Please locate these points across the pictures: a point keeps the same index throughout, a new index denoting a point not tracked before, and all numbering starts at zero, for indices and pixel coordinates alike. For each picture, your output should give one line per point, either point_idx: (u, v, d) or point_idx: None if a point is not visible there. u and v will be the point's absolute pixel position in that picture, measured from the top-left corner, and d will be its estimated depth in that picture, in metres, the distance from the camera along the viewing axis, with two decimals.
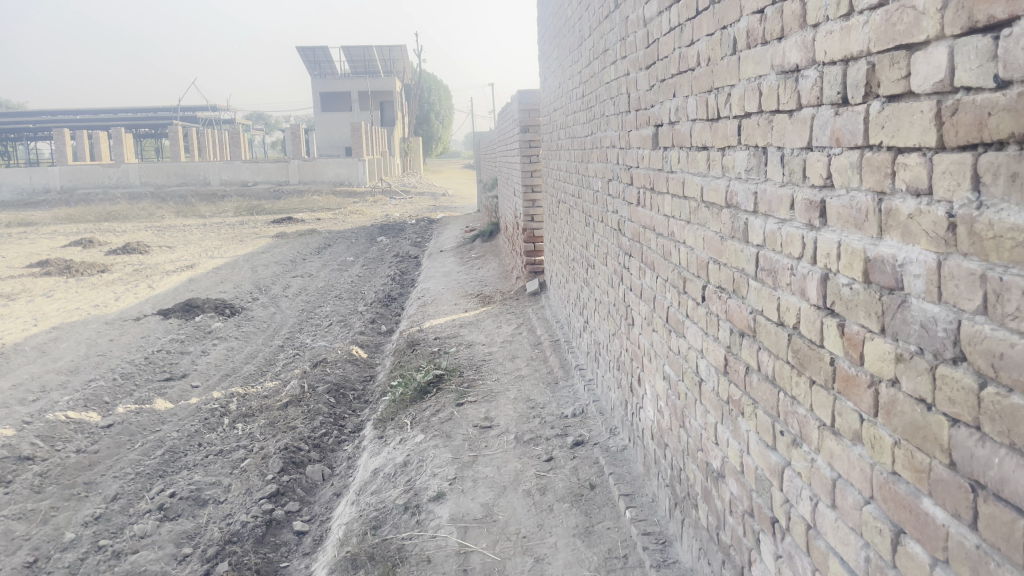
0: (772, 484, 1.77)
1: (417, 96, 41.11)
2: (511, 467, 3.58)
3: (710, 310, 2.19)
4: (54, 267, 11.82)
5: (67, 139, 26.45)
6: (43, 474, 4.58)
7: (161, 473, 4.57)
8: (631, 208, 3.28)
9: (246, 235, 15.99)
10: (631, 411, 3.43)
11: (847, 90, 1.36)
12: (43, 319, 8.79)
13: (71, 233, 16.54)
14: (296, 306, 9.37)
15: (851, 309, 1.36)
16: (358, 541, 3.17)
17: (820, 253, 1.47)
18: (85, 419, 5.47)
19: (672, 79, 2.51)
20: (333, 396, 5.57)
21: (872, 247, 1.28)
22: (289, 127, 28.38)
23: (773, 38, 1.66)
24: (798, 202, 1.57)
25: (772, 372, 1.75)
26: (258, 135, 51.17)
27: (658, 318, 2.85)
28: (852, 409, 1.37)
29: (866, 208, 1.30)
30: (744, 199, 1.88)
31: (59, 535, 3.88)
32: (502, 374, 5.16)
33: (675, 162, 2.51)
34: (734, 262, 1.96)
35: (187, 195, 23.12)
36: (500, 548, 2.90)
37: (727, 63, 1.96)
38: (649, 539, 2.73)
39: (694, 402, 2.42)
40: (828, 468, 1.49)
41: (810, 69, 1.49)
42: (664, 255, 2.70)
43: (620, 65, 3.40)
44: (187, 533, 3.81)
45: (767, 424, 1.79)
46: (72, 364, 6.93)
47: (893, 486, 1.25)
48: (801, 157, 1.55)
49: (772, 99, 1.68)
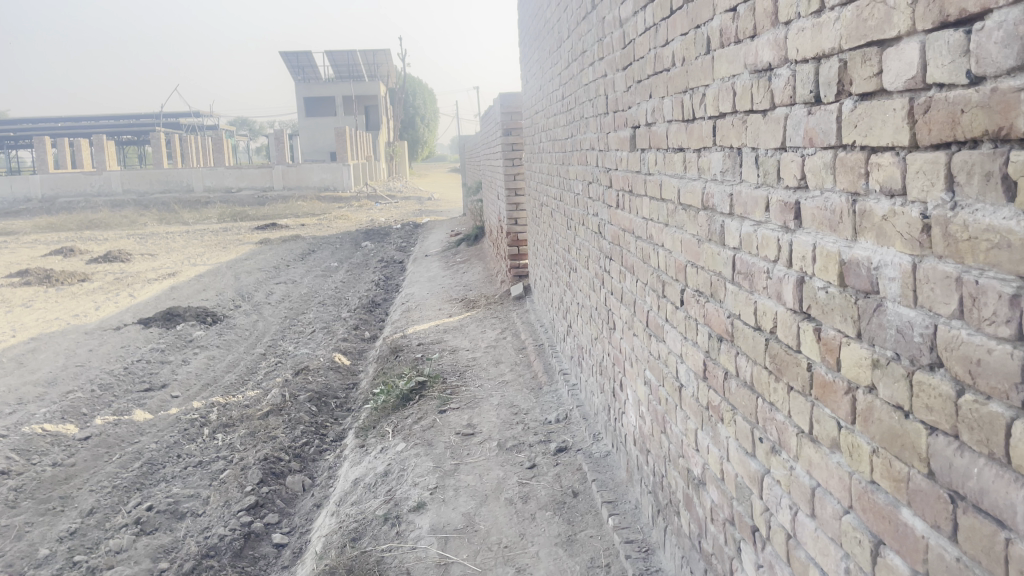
0: (752, 491, 1.73)
1: (401, 101, 40.97)
2: (493, 475, 3.53)
3: (689, 314, 2.15)
4: (34, 276, 11.69)
5: (48, 148, 26.31)
6: (18, 488, 4.49)
7: (139, 486, 4.50)
8: (610, 211, 3.25)
9: (229, 242, 15.86)
10: (613, 416, 3.40)
11: (819, 89, 1.32)
12: (22, 329, 8.69)
13: (52, 241, 16.37)
14: (279, 313, 9.29)
15: (828, 313, 1.33)
16: (337, 554, 3.11)
17: (796, 256, 1.43)
18: (62, 431, 5.37)
19: (648, 80, 2.48)
20: (314, 404, 5.50)
21: (846, 249, 1.25)
22: (273, 132, 28.21)
23: (746, 36, 1.63)
24: (772, 204, 1.54)
25: (750, 377, 1.72)
26: (243, 139, 50.98)
27: (639, 322, 2.81)
28: (830, 416, 1.33)
29: (840, 209, 1.26)
30: (719, 201, 1.84)
31: (33, 550, 3.80)
32: (486, 380, 5.11)
33: (652, 163, 2.47)
34: (711, 265, 1.93)
35: (170, 202, 22.99)
36: (481, 558, 2.85)
37: (701, 62, 1.93)
38: (632, 547, 2.68)
39: (674, 407, 2.38)
40: (807, 476, 1.45)
41: (783, 68, 1.46)
42: (644, 259, 2.66)
43: (597, 66, 3.37)
44: (164, 547, 3.73)
45: (746, 430, 1.75)
46: (49, 375, 6.83)
47: (872, 495, 1.22)
48: (775, 157, 1.51)
49: (745, 99, 1.65)
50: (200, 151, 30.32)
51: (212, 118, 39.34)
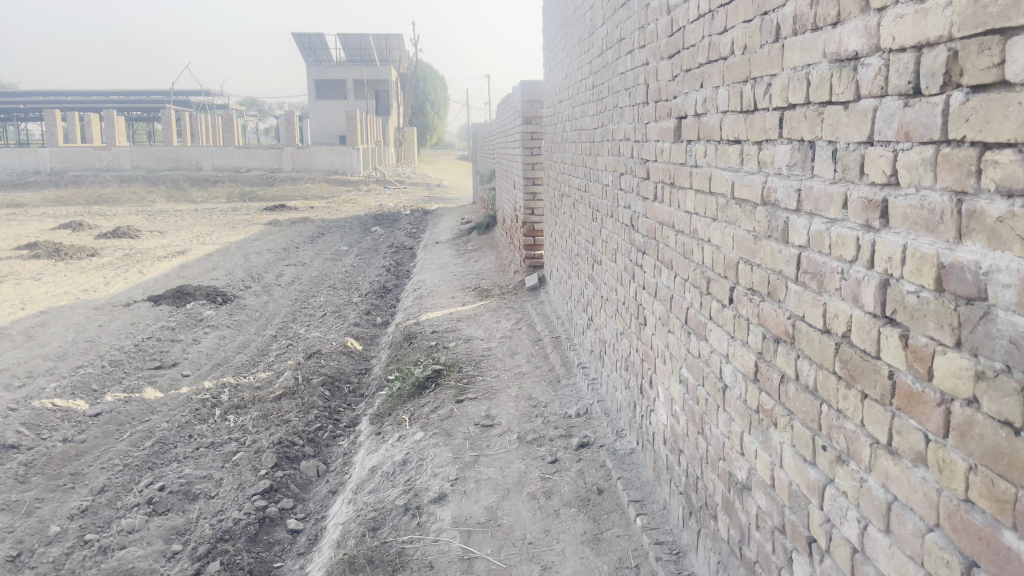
0: (811, 501, 1.66)
1: (412, 87, 40.74)
2: (515, 468, 3.47)
3: (739, 313, 2.08)
4: (44, 249, 11.66)
5: (57, 121, 26.25)
6: (28, 464, 4.44)
7: (150, 465, 4.45)
8: (646, 204, 3.17)
9: (238, 222, 15.77)
10: (640, 413, 3.33)
11: (919, 79, 1.24)
12: (31, 303, 8.64)
13: (59, 215, 16.36)
14: (289, 296, 9.22)
15: (918, 319, 1.25)
16: (356, 543, 3.05)
17: (880, 257, 1.36)
18: (72, 407, 5.33)
19: (699, 68, 2.39)
20: (327, 388, 5.45)
21: (947, 251, 1.17)
22: (285, 114, 28.06)
23: (827, 23, 1.54)
24: (852, 200, 1.46)
25: (812, 381, 1.64)
26: (253, 121, 50.86)
27: (675, 318, 2.74)
28: (915, 428, 1.26)
29: (941, 209, 1.19)
30: (784, 196, 1.76)
31: (43, 527, 3.75)
32: (502, 371, 5.05)
33: (701, 156, 2.39)
34: (770, 263, 1.85)
35: (179, 180, 22.95)
36: (505, 554, 2.79)
37: (768, 51, 1.84)
38: (663, 549, 2.61)
39: (715, 408, 2.31)
40: (881, 489, 1.38)
41: (873, 56, 1.38)
42: (685, 254, 2.59)
43: (637, 54, 3.29)
44: (177, 529, 3.68)
45: (806, 437, 1.67)
46: (59, 349, 6.78)
47: (966, 515, 1.14)
48: (858, 152, 1.43)
49: (822, 89, 1.57)
50: (209, 130, 30.20)
51: (223, 96, 39.18)
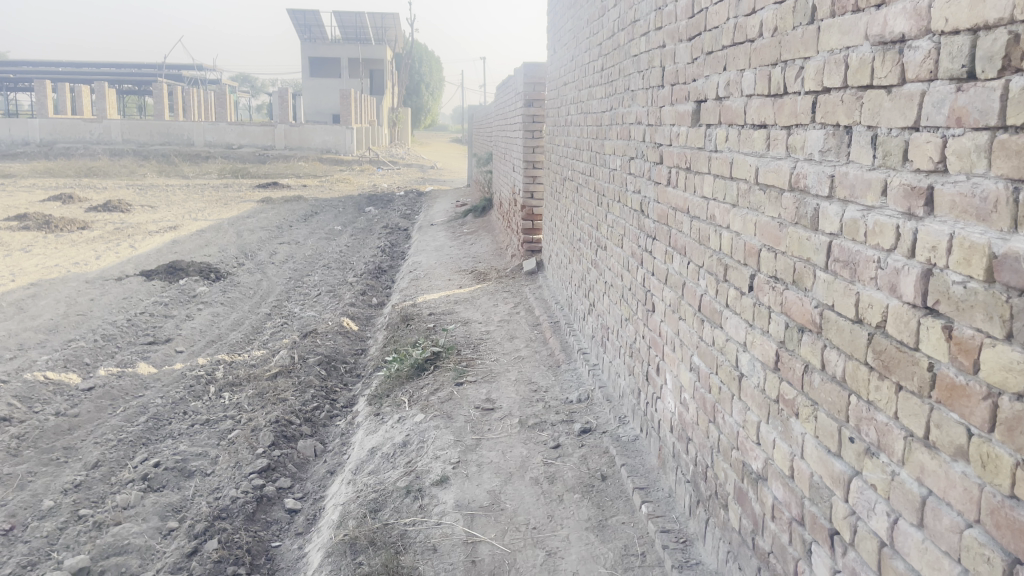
0: (834, 493, 1.64)
1: (407, 68, 40.42)
2: (517, 452, 3.44)
3: (759, 301, 2.04)
4: (34, 221, 11.52)
5: (48, 91, 25.93)
6: (20, 437, 4.38)
7: (144, 441, 4.40)
8: (657, 189, 3.13)
9: (231, 199, 15.63)
10: (644, 401, 3.31)
11: (974, 63, 1.21)
12: (22, 274, 8.54)
13: (48, 187, 16.17)
14: (283, 274, 9.14)
15: (964, 310, 1.22)
16: (357, 524, 3.02)
17: (922, 246, 1.32)
18: (65, 380, 5.26)
19: (723, 51, 2.35)
20: (324, 368, 5.40)
21: (1000, 242, 1.14)
22: (278, 91, 27.75)
23: (871, 5, 1.50)
24: (892, 187, 1.42)
25: (840, 372, 1.61)
26: (246, 97, 50.38)
27: (687, 305, 2.71)
28: (957, 421, 1.23)
29: (995, 198, 1.16)
30: (815, 182, 1.73)
31: (36, 502, 3.70)
32: (501, 354, 5.01)
33: (722, 140, 2.35)
34: (797, 251, 1.81)
35: (171, 155, 22.72)
36: (509, 538, 2.77)
37: (802, 33, 1.80)
38: (670, 537, 2.58)
39: (729, 397, 2.28)
40: (915, 483, 1.35)
41: (922, 40, 1.34)
42: (701, 241, 2.55)
43: (653, 36, 3.24)
44: (173, 506, 3.64)
45: (832, 428, 1.64)
46: (50, 322, 6.70)
47: (1011, 512, 1.12)
48: (901, 138, 1.40)
49: (863, 73, 1.52)
50: (202, 105, 29.85)
51: (216, 71, 38.78)
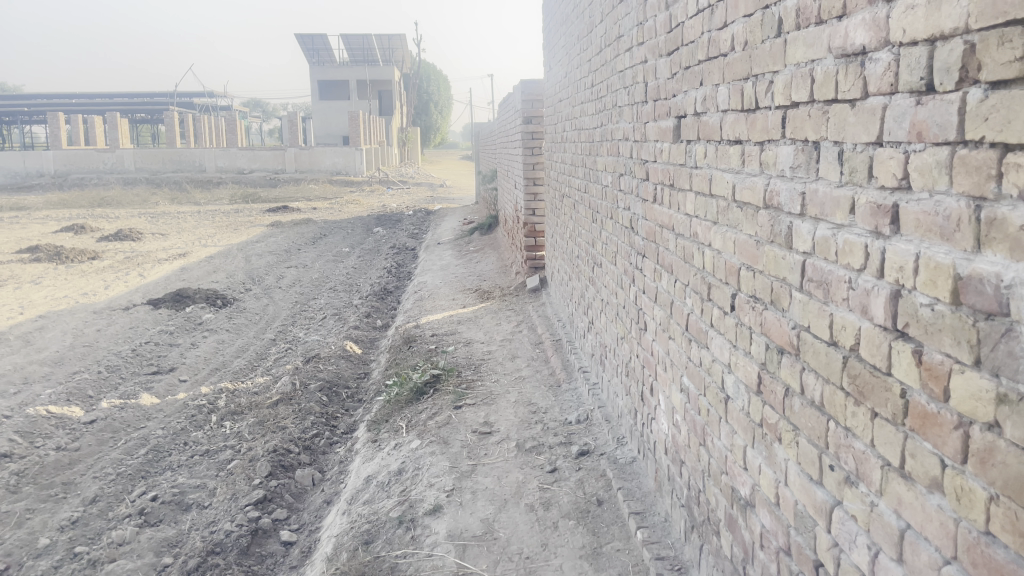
0: (818, 523, 1.57)
1: (414, 86, 40.66)
2: (512, 478, 3.38)
3: (741, 322, 1.98)
4: (45, 252, 11.61)
5: (60, 123, 26.21)
6: (19, 473, 4.36)
7: (143, 473, 4.37)
8: (645, 206, 3.08)
9: (240, 223, 15.70)
10: (640, 421, 3.24)
11: (931, 76, 1.15)
12: (30, 307, 8.56)
13: (63, 218, 16.33)
14: (290, 298, 9.13)
15: (932, 334, 1.16)
16: (349, 557, 2.97)
17: (890, 265, 1.26)
18: (67, 414, 5.25)
19: (699, 66, 2.30)
20: (324, 394, 5.36)
21: (965, 262, 1.08)
22: (286, 116, 27.93)
23: (832, 16, 1.45)
24: (859, 204, 1.37)
25: (818, 396, 1.55)
26: (257, 122, 50.92)
27: (676, 325, 2.64)
28: (930, 451, 1.17)
29: (956, 217, 1.10)
30: (788, 199, 1.67)
31: (33, 540, 3.66)
32: (502, 375, 4.95)
33: (701, 156, 2.29)
34: (774, 270, 1.75)
35: (183, 182, 22.89)
36: (502, 569, 2.70)
37: (770, 46, 1.75)
38: (664, 564, 2.51)
39: (717, 420, 2.21)
40: (893, 515, 1.28)
41: (882, 51, 1.28)
42: (686, 259, 2.49)
43: (637, 51, 3.19)
44: (168, 541, 3.60)
45: (813, 455, 1.58)
46: (56, 355, 6.70)
47: (986, 548, 1.05)
48: (866, 153, 1.34)
49: (827, 86, 1.47)
50: (213, 132, 30.06)
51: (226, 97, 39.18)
